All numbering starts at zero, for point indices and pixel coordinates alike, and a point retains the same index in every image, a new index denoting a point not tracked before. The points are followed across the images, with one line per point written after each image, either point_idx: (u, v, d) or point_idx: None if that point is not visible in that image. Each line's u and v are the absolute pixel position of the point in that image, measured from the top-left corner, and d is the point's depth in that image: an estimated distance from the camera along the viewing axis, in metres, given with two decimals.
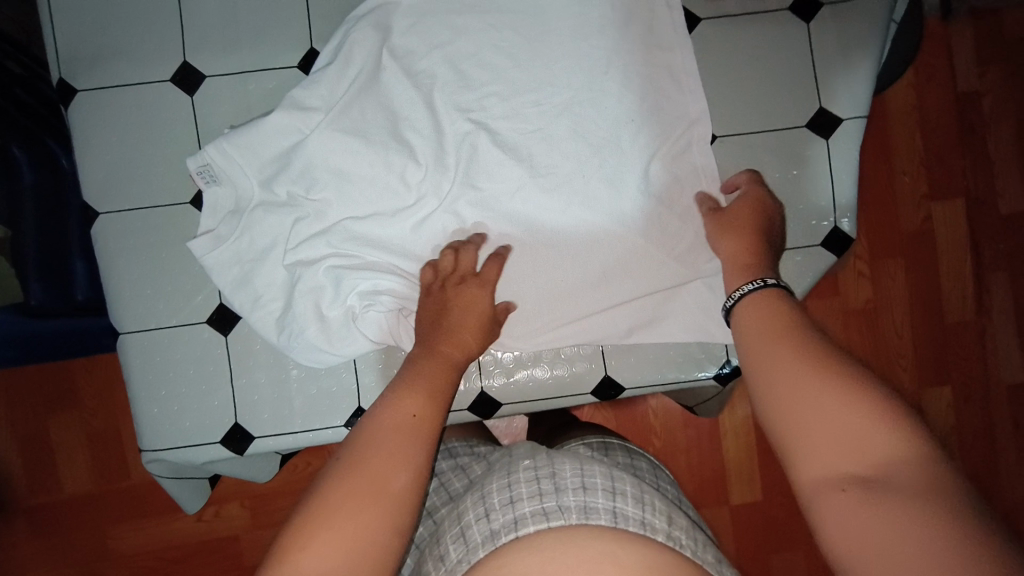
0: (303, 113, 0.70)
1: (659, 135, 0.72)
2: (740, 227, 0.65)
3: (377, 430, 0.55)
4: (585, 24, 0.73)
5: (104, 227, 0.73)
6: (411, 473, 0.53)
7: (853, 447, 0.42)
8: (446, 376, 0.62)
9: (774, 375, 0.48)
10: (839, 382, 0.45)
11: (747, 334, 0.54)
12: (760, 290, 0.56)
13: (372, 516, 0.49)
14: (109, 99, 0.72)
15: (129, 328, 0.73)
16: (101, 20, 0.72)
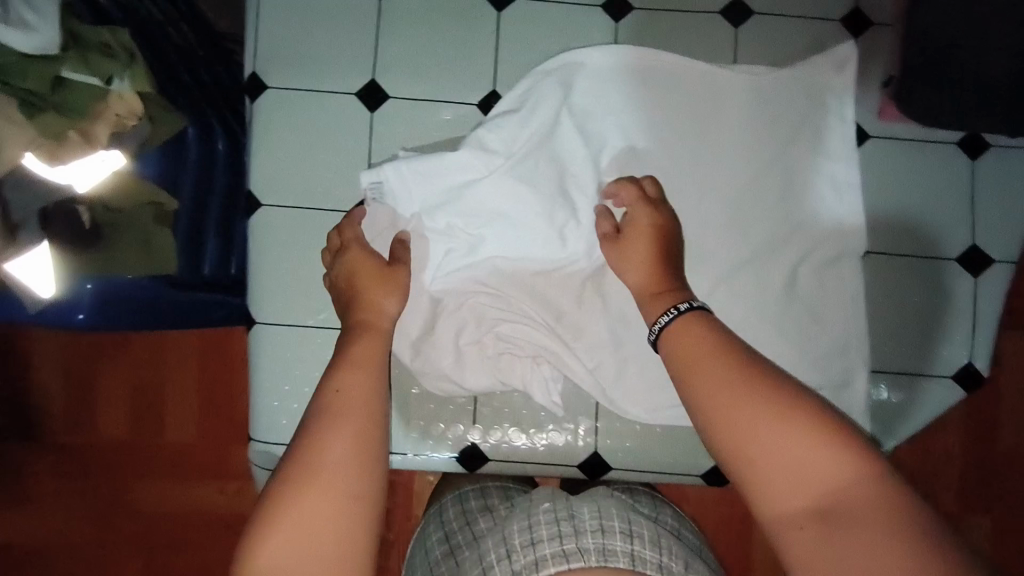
0: (486, 155, 0.72)
1: (816, 241, 0.75)
2: (633, 252, 0.68)
3: (320, 410, 0.58)
4: (761, 120, 0.76)
5: (263, 219, 0.75)
6: (346, 446, 0.56)
7: (802, 481, 0.49)
8: (376, 343, 0.64)
9: (719, 411, 0.53)
10: (772, 418, 0.51)
11: (679, 362, 0.58)
12: (677, 319, 0.61)
13: (315, 495, 0.53)
14: (294, 99, 0.75)
15: (267, 321, 0.76)
16: (302, 26, 0.75)
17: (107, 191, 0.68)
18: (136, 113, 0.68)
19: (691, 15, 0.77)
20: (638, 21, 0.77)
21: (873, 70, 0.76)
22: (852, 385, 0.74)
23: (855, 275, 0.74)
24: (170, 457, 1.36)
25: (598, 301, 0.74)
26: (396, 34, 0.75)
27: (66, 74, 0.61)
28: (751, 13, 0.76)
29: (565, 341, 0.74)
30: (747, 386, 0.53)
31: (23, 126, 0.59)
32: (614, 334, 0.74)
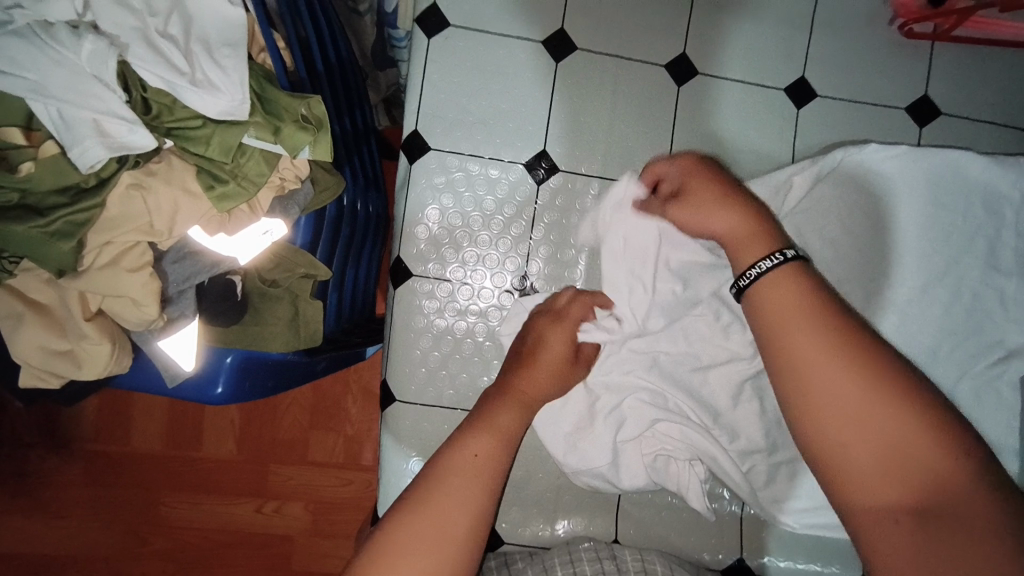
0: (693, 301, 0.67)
1: (975, 354, 0.71)
2: (703, 202, 0.54)
3: (445, 470, 0.49)
4: (935, 224, 0.70)
5: (407, 291, 0.70)
6: (471, 514, 0.47)
7: (897, 466, 0.41)
8: (520, 413, 0.57)
9: (813, 374, 0.44)
10: (878, 393, 0.42)
11: (769, 318, 0.47)
12: (778, 268, 0.48)
13: (433, 559, 0.44)
14: (456, 163, 0.70)
15: (405, 396, 0.69)
16: (473, 84, 0.70)
17: (263, 261, 0.61)
18: (300, 177, 0.60)
19: (875, 109, 0.74)
20: (823, 110, 0.74)
21: None
22: None
23: (1015, 396, 0.71)
24: (210, 469, 1.11)
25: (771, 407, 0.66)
26: (573, 105, 0.71)
27: (249, 140, 0.54)
28: (938, 113, 0.74)
29: (722, 445, 0.67)
30: (832, 351, 0.44)
31: (198, 198, 0.53)
32: (771, 438, 0.66)
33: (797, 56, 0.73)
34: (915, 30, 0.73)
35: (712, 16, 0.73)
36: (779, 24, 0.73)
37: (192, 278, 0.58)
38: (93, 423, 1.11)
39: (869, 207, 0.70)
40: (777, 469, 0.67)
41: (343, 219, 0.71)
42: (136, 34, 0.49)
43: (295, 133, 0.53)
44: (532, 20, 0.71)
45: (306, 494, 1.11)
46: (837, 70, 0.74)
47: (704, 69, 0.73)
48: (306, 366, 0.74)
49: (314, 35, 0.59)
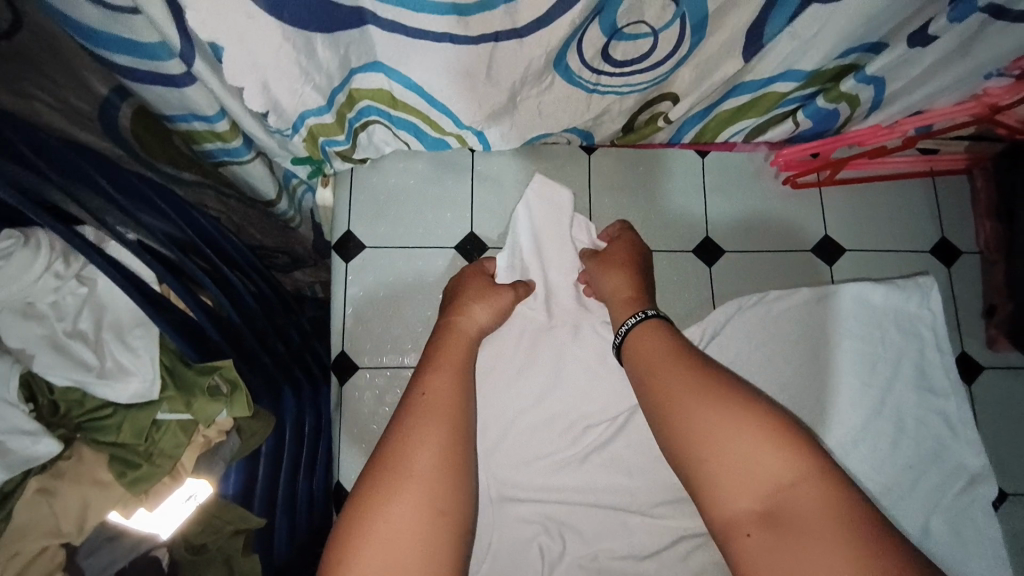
0: (631, 480, 0.68)
1: (939, 485, 0.67)
2: (616, 263, 0.66)
3: (402, 413, 0.51)
4: (866, 360, 0.70)
5: None
6: (432, 451, 0.48)
7: (751, 478, 0.44)
8: (465, 345, 0.58)
9: (668, 405, 0.50)
10: (727, 407, 0.47)
11: (636, 360, 0.56)
12: (645, 322, 0.59)
13: (406, 500, 0.45)
14: (383, 377, 0.71)
15: None
16: (394, 297, 0.73)
17: (191, 526, 0.59)
18: (225, 429, 0.60)
19: (782, 254, 0.77)
20: (733, 265, 0.77)
21: (967, 298, 0.77)
22: None
23: (992, 525, 0.66)
24: None
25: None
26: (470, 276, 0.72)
27: (163, 416, 0.54)
28: (843, 251, 0.77)
29: None
30: (681, 382, 0.51)
31: (111, 486, 0.52)
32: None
33: (698, 219, 0.78)
34: (801, 181, 0.78)
35: (611, 197, 0.78)
36: (673, 194, 0.78)
37: (110, 567, 0.55)
38: None
39: (798, 352, 0.71)
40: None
41: (283, 448, 0.73)
42: (43, 342, 0.50)
43: (208, 403, 0.54)
44: (443, 229, 0.75)
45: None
46: (738, 226, 0.78)
47: None
48: None
49: (219, 295, 0.61)
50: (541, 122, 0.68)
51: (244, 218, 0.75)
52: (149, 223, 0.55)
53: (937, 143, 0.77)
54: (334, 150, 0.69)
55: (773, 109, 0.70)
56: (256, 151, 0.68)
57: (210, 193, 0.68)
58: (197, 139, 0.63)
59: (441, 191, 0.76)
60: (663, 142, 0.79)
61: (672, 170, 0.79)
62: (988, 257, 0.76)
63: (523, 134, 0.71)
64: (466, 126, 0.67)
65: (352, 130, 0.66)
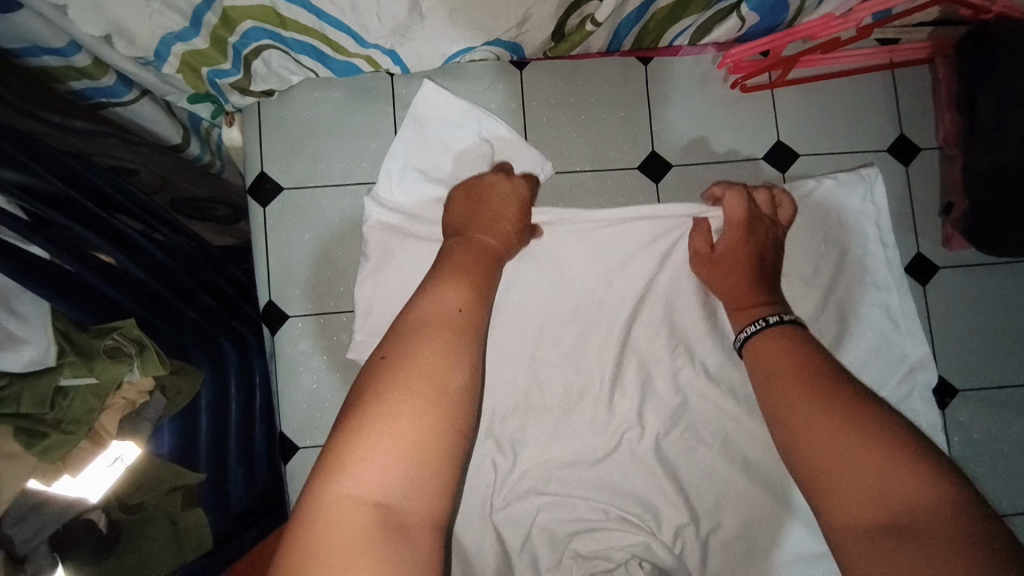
0: (575, 399, 0.68)
1: (882, 380, 0.68)
2: (734, 262, 0.64)
3: (413, 323, 0.47)
4: (807, 265, 0.69)
5: (298, 465, 0.66)
6: (462, 370, 0.46)
7: (874, 493, 0.44)
8: (488, 267, 0.55)
9: (797, 419, 0.51)
10: (851, 424, 0.47)
11: (764, 369, 0.56)
12: (770, 329, 0.59)
13: (423, 414, 0.43)
14: (317, 323, 0.67)
15: None
16: (321, 238, 0.68)
17: (122, 486, 0.59)
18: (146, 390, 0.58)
19: (730, 164, 0.72)
20: (680, 178, 0.72)
21: (924, 193, 0.73)
22: None
23: (932, 413, 0.67)
24: None
25: (672, 479, 0.66)
26: (372, 201, 0.67)
27: (65, 382, 0.51)
28: (795, 155, 0.72)
29: (654, 531, 0.65)
30: (808, 394, 0.51)
31: (17, 457, 0.50)
32: (690, 507, 0.66)
33: (640, 132, 0.72)
34: (750, 85, 0.72)
35: (547, 116, 0.72)
36: (614, 106, 0.72)
37: (41, 532, 0.55)
38: None
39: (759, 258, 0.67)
40: (707, 541, 0.65)
41: (228, 403, 0.73)
42: None
43: (111, 366, 0.52)
44: (367, 162, 0.70)
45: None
46: (684, 135, 0.72)
47: (551, 165, 0.72)
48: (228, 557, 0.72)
49: (118, 253, 0.57)
50: (455, 34, 0.61)
51: (170, 171, 0.73)
52: (4, 177, 0.46)
53: (898, 30, 0.71)
54: (226, 82, 0.63)
55: (713, 4, 0.63)
56: (139, 90, 0.61)
57: (114, 142, 0.65)
58: (59, 78, 0.54)
59: (361, 118, 0.70)
60: (601, 51, 0.72)
61: (612, 81, 0.73)
62: (947, 151, 0.72)
63: (439, 48, 0.64)
64: (371, 45, 0.61)
65: (241, 57, 0.59)
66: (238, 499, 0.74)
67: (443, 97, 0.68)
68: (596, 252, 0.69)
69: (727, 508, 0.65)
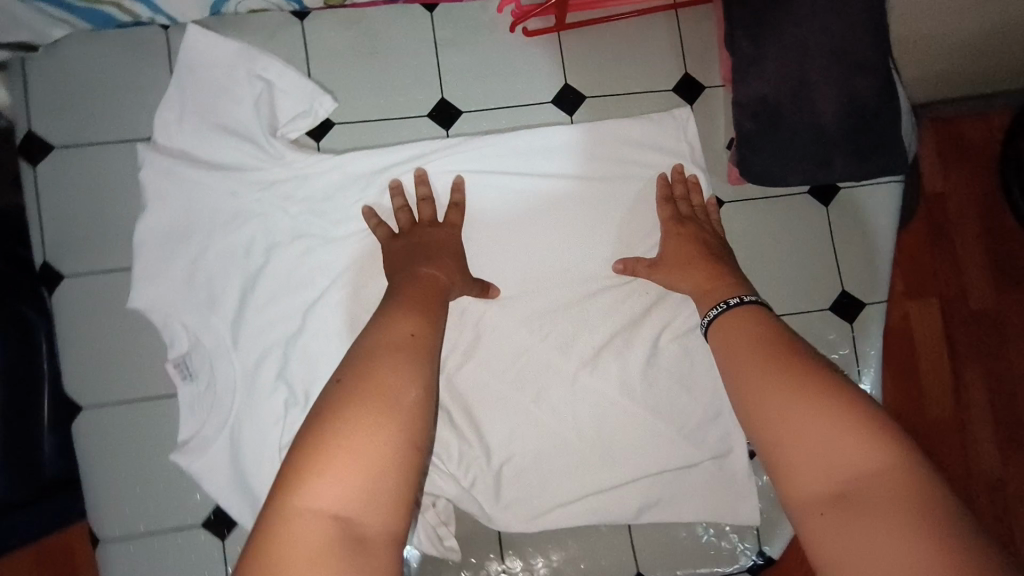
0: None
1: (666, 311, 0.72)
2: (687, 257, 0.66)
3: (380, 345, 0.48)
4: (587, 207, 0.72)
5: (86, 422, 0.67)
6: (421, 387, 0.46)
7: (828, 463, 0.44)
8: (435, 298, 0.57)
9: (758, 394, 0.50)
10: (807, 392, 0.48)
11: (724, 348, 0.57)
12: (726, 312, 0.59)
13: (384, 430, 0.42)
14: (95, 284, 0.67)
15: (110, 534, 0.66)
16: (95, 196, 0.67)
17: None
18: None
19: (520, 109, 0.73)
20: (469, 124, 0.73)
21: (710, 131, 0.75)
22: (735, 452, 0.71)
23: None
24: None
25: (460, 411, 0.70)
26: (147, 146, 0.66)
27: None
28: (582, 97, 0.74)
29: (444, 463, 0.69)
30: (762, 364, 0.52)
31: None
32: (482, 440, 0.69)
33: (428, 79, 0.73)
34: (530, 28, 0.73)
35: (333, 64, 0.72)
36: (402, 53, 0.72)
37: None
38: None
39: (520, 203, 0.71)
40: (500, 470, 0.69)
41: (39, 363, 0.69)
42: None
43: None
44: (143, 116, 0.68)
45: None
46: (474, 80, 0.73)
47: (338, 114, 0.71)
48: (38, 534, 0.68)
49: None
50: None
51: None
52: None
53: None
54: None
55: None
56: None
57: None
58: None
59: (134, 71, 0.68)
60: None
61: (398, 28, 0.72)
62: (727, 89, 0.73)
63: None
64: None
65: None
66: (47, 461, 0.69)
67: (230, 51, 0.68)
68: (380, 194, 0.70)
69: (518, 438, 0.70)
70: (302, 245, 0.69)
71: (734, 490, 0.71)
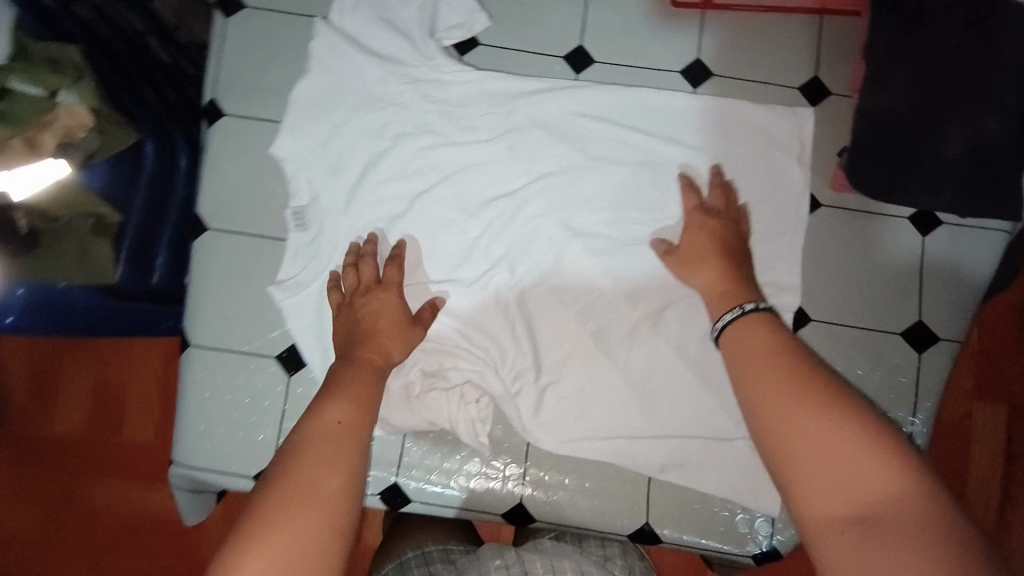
0: (461, 237, 0.75)
1: None
2: (704, 254, 0.69)
3: (306, 441, 0.53)
4: (689, 174, 0.75)
5: (208, 241, 0.76)
6: (344, 472, 0.52)
7: (846, 485, 0.44)
8: (372, 376, 0.63)
9: (775, 407, 0.50)
10: (826, 411, 0.48)
11: (739, 358, 0.57)
12: (751, 315, 0.60)
13: (309, 517, 0.48)
14: (248, 127, 0.76)
15: (202, 343, 0.75)
16: (269, 54, 0.77)
17: (47, 198, 0.68)
18: (86, 127, 0.68)
19: (652, 72, 0.78)
20: (601, 73, 0.78)
21: (827, 136, 0.77)
22: None
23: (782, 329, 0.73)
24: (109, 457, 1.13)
25: (523, 326, 0.74)
26: (323, 22, 0.75)
27: (17, 87, 0.61)
28: (712, 75, 0.78)
29: (496, 366, 0.74)
30: (783, 377, 0.52)
31: None
32: (536, 357, 0.74)
33: (574, 25, 0.79)
34: None
35: None
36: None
37: None
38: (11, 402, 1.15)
39: (627, 155, 0.76)
40: (545, 390, 0.73)
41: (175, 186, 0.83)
42: None
43: (52, 75, 0.63)
44: None
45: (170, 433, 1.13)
46: (616, 36, 0.79)
47: (488, 38, 0.79)
48: (136, 318, 0.84)
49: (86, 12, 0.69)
50: None
51: None
52: None
53: None
54: None
55: None
56: None
57: None
58: None
59: None
60: None
61: None
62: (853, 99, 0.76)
63: None
64: None
65: None
66: (158, 272, 0.82)
67: None
68: (506, 114, 0.76)
69: (569, 366, 0.74)
70: (427, 141, 0.76)
71: (760, 474, 0.71)
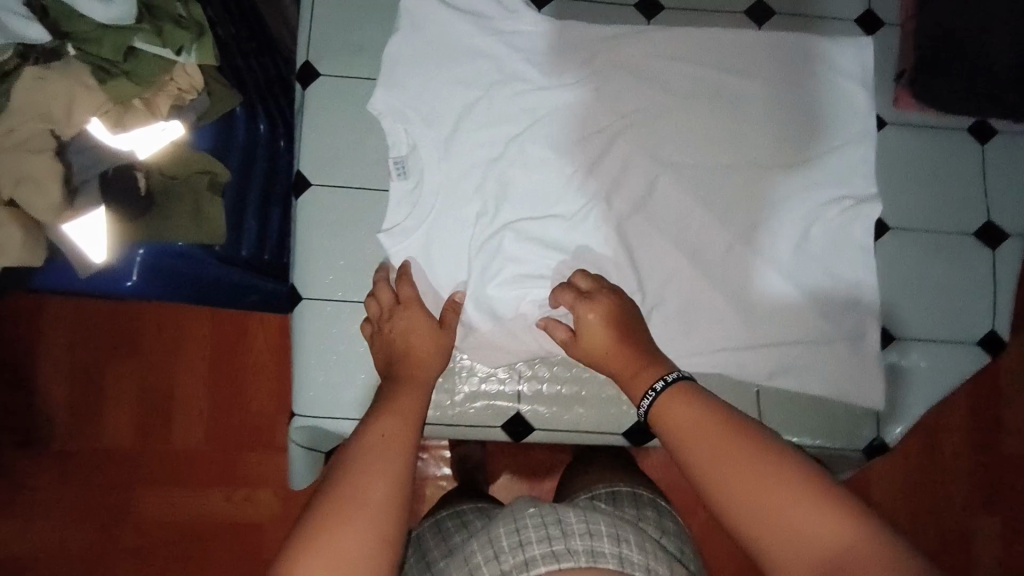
0: (558, 175, 0.79)
1: (822, 203, 0.78)
2: (600, 342, 0.68)
3: (362, 450, 0.58)
4: (764, 101, 0.80)
5: (312, 196, 0.78)
6: (391, 483, 0.56)
7: (805, 542, 0.49)
8: (417, 394, 0.65)
9: (718, 473, 0.54)
10: (771, 474, 0.52)
11: (678, 434, 0.59)
12: (668, 388, 0.62)
13: (361, 537, 0.51)
14: (344, 85, 0.80)
15: (313, 294, 0.77)
16: (358, 17, 0.81)
17: (163, 156, 0.74)
18: (197, 88, 0.73)
19: (717, 13, 0.84)
20: (670, 17, 0.84)
21: (884, 60, 0.84)
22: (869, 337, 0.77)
23: (865, 234, 0.78)
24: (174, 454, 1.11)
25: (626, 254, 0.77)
26: None
27: (139, 45, 0.67)
28: (773, 12, 0.84)
29: None
30: (722, 445, 0.55)
31: (93, 90, 0.65)
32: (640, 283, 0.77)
33: None
34: None
35: None
36: None
37: (96, 166, 0.69)
38: (68, 404, 1.12)
39: (705, 89, 0.81)
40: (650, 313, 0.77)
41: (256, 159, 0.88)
42: None
43: (176, 32, 0.68)
44: None
45: (223, 433, 1.12)
46: None
47: None
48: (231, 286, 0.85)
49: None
50: None
51: None
52: None
53: None
54: None
55: None
56: None
57: None
58: None
59: None
60: None
61: None
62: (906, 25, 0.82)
63: None
64: None
65: None
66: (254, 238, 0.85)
67: None
68: (588, 58, 0.81)
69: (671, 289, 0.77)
70: (517, 87, 0.79)
71: (861, 371, 0.77)
